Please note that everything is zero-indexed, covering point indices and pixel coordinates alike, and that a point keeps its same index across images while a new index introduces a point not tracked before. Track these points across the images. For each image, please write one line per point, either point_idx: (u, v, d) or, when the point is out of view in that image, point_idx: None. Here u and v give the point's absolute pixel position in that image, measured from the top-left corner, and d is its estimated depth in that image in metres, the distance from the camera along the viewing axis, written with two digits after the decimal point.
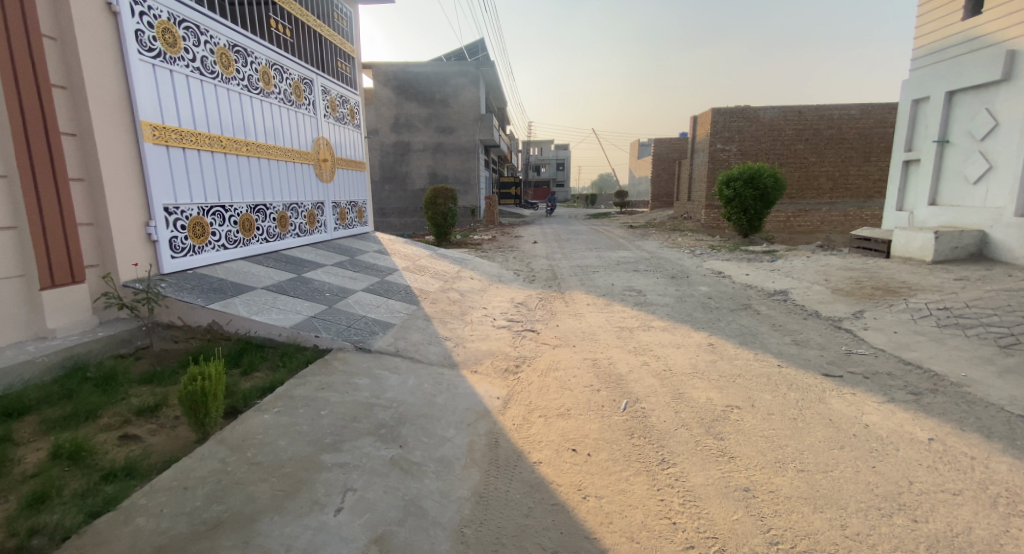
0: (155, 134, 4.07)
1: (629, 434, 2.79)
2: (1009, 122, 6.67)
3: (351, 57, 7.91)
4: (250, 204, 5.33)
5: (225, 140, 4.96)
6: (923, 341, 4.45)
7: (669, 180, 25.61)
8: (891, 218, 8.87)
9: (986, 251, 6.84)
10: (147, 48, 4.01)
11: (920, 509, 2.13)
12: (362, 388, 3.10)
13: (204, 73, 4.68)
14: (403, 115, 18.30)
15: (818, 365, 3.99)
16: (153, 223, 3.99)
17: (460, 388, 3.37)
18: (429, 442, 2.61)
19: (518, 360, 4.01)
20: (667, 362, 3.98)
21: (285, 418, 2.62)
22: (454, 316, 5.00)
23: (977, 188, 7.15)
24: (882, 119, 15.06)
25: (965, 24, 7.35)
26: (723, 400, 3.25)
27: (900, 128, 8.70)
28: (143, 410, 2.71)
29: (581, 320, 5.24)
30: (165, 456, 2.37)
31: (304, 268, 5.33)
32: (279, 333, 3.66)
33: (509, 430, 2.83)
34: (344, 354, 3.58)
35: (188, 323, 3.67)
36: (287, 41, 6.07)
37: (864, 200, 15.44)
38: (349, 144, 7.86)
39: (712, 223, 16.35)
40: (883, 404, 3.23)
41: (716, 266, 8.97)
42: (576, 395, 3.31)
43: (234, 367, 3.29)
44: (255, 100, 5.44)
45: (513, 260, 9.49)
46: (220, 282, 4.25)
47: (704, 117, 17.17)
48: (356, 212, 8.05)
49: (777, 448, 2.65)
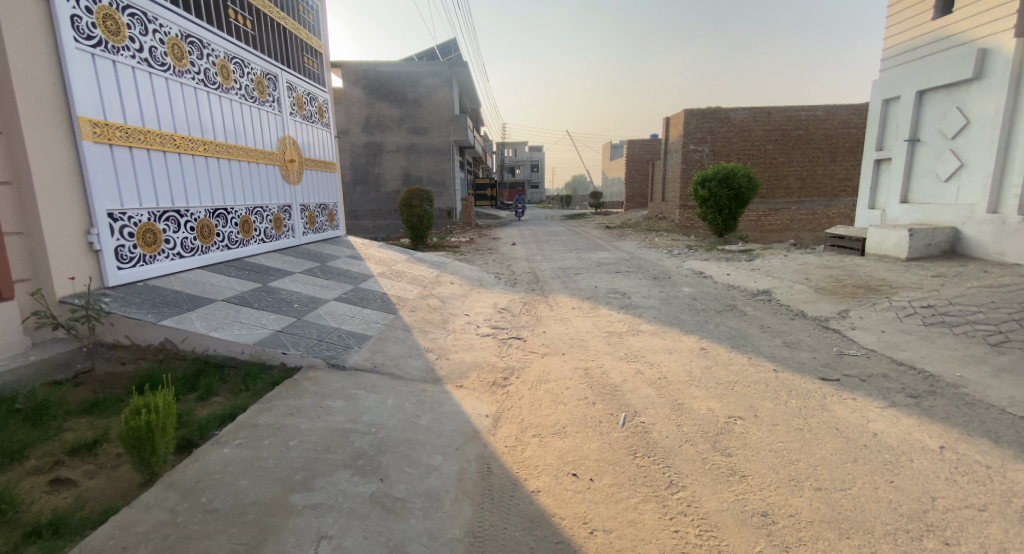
0: (96, 132, 3.64)
1: (632, 454, 2.57)
2: (979, 120, 6.81)
3: (319, 53, 7.52)
4: (209, 208, 4.92)
5: (179, 139, 4.54)
6: (912, 341, 4.40)
7: (642, 182, 25.83)
8: (864, 216, 9.02)
9: (958, 247, 6.97)
10: (86, 36, 3.58)
11: (949, 529, 1.98)
12: (336, 411, 2.79)
13: (153, 65, 4.26)
14: (374, 115, 17.82)
15: (813, 369, 3.87)
16: (95, 230, 3.56)
17: (445, 406, 3.09)
18: (414, 473, 2.33)
19: (506, 372, 3.75)
20: (661, 369, 3.80)
21: (247, 452, 2.30)
22: (435, 325, 4.72)
23: (948, 186, 7.29)
24: (847, 120, 15.42)
25: (934, 25, 7.50)
26: (725, 410, 3.07)
27: (871, 127, 8.87)
28: (78, 448, 2.34)
29: (568, 326, 5.02)
30: (103, 505, 2.02)
31: (270, 277, 4.96)
32: (241, 351, 3.32)
33: (502, 454, 2.58)
34: (315, 373, 3.26)
35: (137, 343, 3.28)
36: (248, 33, 5.66)
37: (831, 199, 15.78)
38: (318, 144, 7.47)
39: (687, 223, 16.47)
40: (886, 409, 3.12)
41: (696, 266, 8.93)
42: (571, 410, 3.09)
43: (189, 392, 2.93)
44: (212, 96, 5.02)
45: (492, 262, 9.23)
46: (174, 295, 3.85)
47: (676, 118, 17.29)
48: (326, 216, 7.64)
49: (789, 464, 2.47)
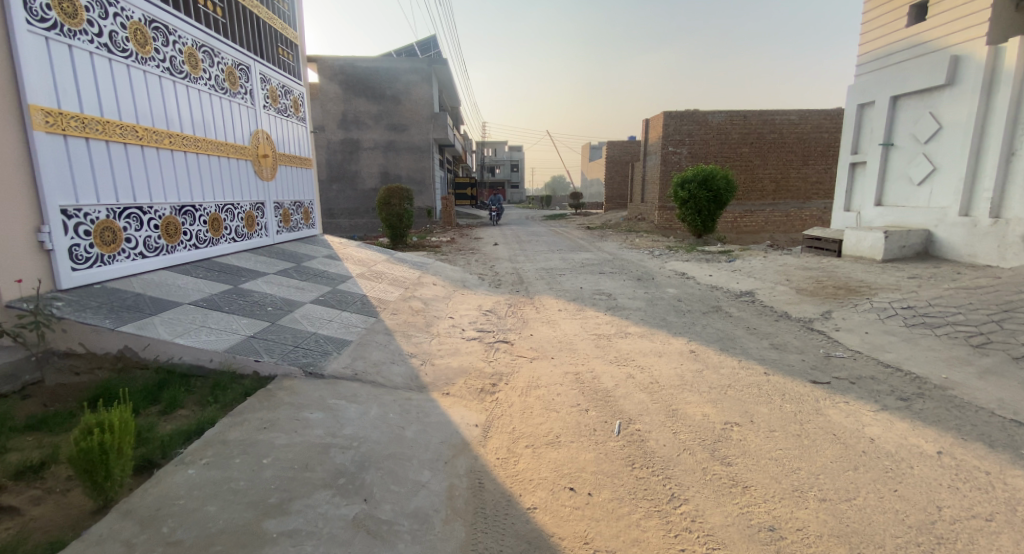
0: (49, 121, 3.31)
1: (630, 465, 2.45)
2: (951, 126, 6.98)
3: (294, 45, 7.20)
4: (175, 205, 4.62)
5: (142, 131, 4.23)
6: (896, 342, 4.43)
7: (621, 183, 26.01)
8: (840, 219, 9.19)
9: (931, 249, 7.13)
10: (39, 18, 3.26)
11: (960, 542, 1.93)
12: (314, 424, 2.59)
13: (114, 51, 3.92)
14: (352, 111, 17.40)
15: (803, 371, 3.82)
16: (47, 228, 3.26)
17: (431, 415, 2.93)
18: (400, 491, 2.17)
19: (494, 378, 3.60)
20: (653, 373, 3.70)
21: (216, 472, 2.09)
22: (418, 328, 4.53)
23: (921, 189, 7.46)
24: (819, 125, 15.71)
25: (909, 31, 7.68)
26: (720, 416, 2.98)
27: (846, 131, 9.04)
28: (22, 471, 2.09)
29: (555, 329, 4.89)
30: (49, 537, 1.79)
31: (241, 278, 4.69)
32: (209, 359, 3.09)
33: (494, 467, 2.44)
34: (291, 382, 3.04)
35: (93, 351, 3.00)
36: (218, 21, 5.35)
37: (804, 201, 16.08)
38: (293, 140, 7.16)
39: (666, 224, 16.60)
40: (880, 413, 3.08)
41: (678, 266, 8.93)
42: (564, 418, 2.96)
43: (151, 405, 2.70)
44: (179, 86, 4.71)
45: (474, 263, 9.06)
46: (134, 298, 3.56)
47: (655, 121, 17.42)
48: (301, 214, 7.35)
49: (790, 473, 2.39)
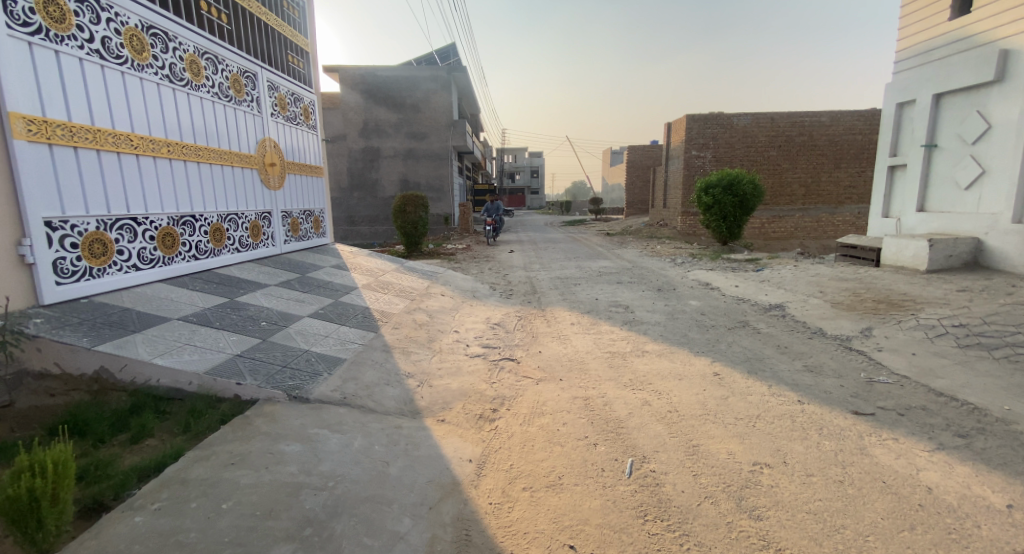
0: (32, 130, 3.19)
1: (642, 517, 2.13)
2: (1002, 125, 6.41)
3: (305, 52, 7.08)
4: (173, 216, 4.49)
5: (138, 139, 4.09)
6: (949, 366, 3.95)
7: (643, 188, 25.45)
8: (877, 226, 8.59)
9: (981, 259, 6.53)
10: (20, 22, 3.15)
11: None
12: (289, 459, 2.34)
13: (107, 58, 3.81)
14: (371, 119, 17.43)
15: (842, 400, 3.39)
16: (28, 241, 3.13)
17: (421, 448, 2.65)
18: (373, 545, 1.88)
19: (496, 402, 3.30)
20: (671, 401, 3.33)
21: (165, 522, 1.86)
22: (420, 344, 4.27)
23: (969, 194, 6.87)
24: (852, 126, 14.99)
25: (952, 25, 7.13)
26: (748, 456, 2.61)
27: (885, 132, 8.45)
28: None
29: (566, 345, 4.57)
30: None
31: (240, 290, 4.52)
32: (188, 383, 2.88)
33: (484, 515, 2.14)
34: (272, 408, 2.81)
35: (68, 372, 2.83)
36: (223, 28, 5.25)
37: (836, 206, 15.34)
38: (303, 147, 7.04)
39: (689, 230, 16.07)
40: (936, 454, 2.66)
41: (702, 276, 8.47)
42: (569, 454, 2.64)
43: (119, 434, 2.50)
44: (179, 93, 4.59)
45: (488, 272, 8.79)
46: (120, 314, 3.41)
47: (677, 124, 16.92)
48: (311, 222, 7.21)
49: (833, 532, 2.02)
